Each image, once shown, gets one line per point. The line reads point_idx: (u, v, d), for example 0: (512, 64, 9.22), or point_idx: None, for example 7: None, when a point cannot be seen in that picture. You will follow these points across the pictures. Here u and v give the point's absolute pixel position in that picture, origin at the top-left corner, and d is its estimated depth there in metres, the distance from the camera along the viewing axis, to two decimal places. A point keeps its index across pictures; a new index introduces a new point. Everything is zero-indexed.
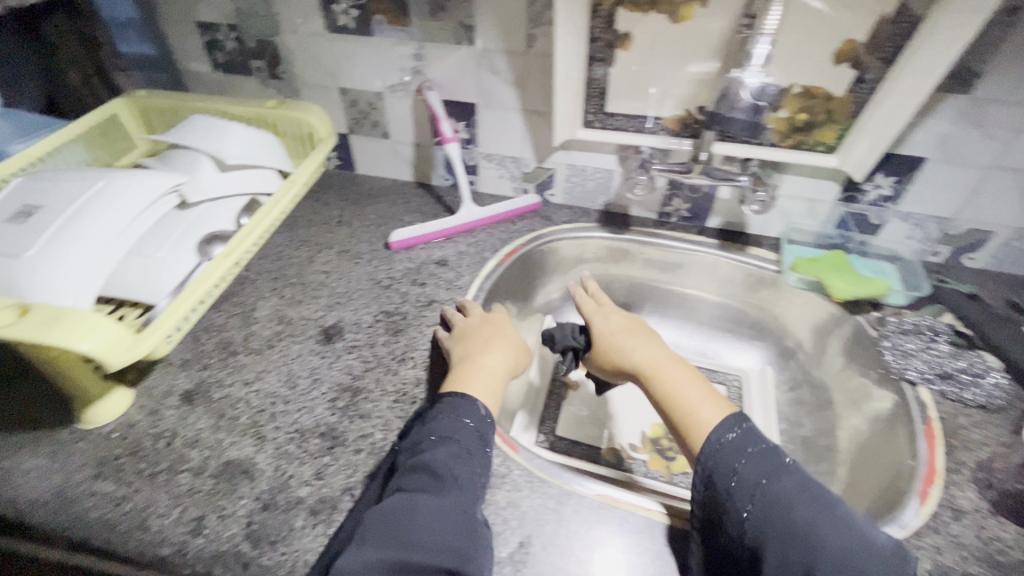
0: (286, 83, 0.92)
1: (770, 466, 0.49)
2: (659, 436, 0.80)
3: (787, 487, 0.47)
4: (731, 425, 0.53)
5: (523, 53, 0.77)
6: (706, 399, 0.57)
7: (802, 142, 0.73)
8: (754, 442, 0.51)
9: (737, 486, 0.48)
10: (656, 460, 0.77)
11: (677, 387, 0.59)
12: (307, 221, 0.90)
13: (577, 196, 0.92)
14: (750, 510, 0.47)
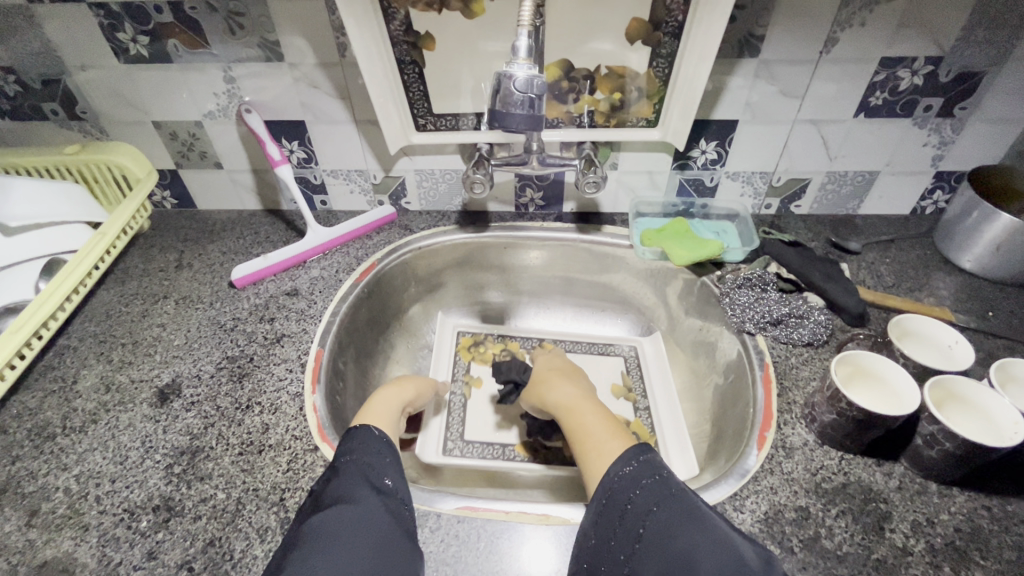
0: (90, 124, 0.83)
1: (661, 495, 0.42)
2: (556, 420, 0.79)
3: (653, 502, 0.42)
4: (627, 458, 0.47)
5: (338, 63, 0.73)
6: (613, 433, 0.53)
7: (624, 120, 0.75)
8: (651, 472, 0.45)
9: (605, 506, 0.44)
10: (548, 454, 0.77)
11: (588, 422, 0.56)
12: (141, 271, 0.82)
13: (433, 200, 0.90)
14: (616, 532, 0.42)
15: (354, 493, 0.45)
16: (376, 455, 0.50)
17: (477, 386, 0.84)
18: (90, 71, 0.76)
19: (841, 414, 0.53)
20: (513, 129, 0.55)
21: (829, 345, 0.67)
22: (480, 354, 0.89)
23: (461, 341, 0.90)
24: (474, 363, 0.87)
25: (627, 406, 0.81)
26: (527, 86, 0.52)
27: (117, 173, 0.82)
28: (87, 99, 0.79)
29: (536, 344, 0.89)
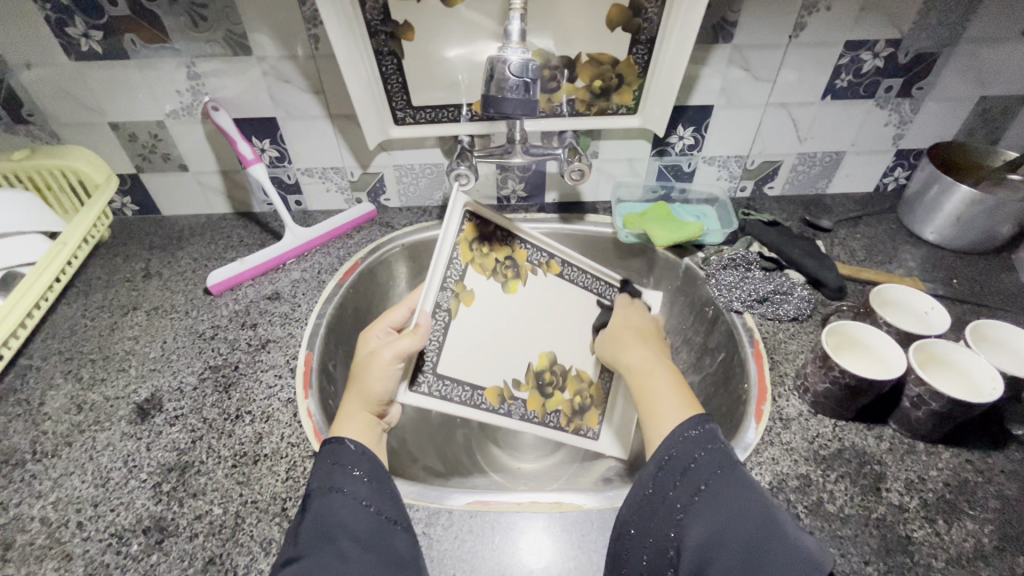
0: (38, 127, 0.77)
1: (727, 466, 0.43)
2: (545, 367, 0.71)
3: (717, 467, 0.43)
4: (695, 422, 0.46)
5: (310, 55, 0.71)
6: (683, 403, 0.51)
7: (605, 108, 0.75)
8: (715, 440, 0.45)
9: (667, 462, 0.45)
10: (535, 399, 0.69)
11: (655, 390, 0.53)
12: (104, 282, 0.77)
13: (412, 196, 0.88)
14: (677, 482, 0.43)
15: (330, 526, 0.43)
16: (344, 472, 0.47)
17: (467, 304, 0.66)
18: (36, 71, 0.71)
19: (834, 382, 0.55)
20: (510, 115, 0.53)
21: (813, 318, 0.70)
22: (478, 254, 0.68)
23: (464, 227, 0.66)
24: (472, 268, 0.67)
25: (593, 361, 0.75)
26: (523, 69, 0.51)
27: (74, 178, 0.76)
28: (34, 100, 0.74)
29: (544, 263, 0.73)
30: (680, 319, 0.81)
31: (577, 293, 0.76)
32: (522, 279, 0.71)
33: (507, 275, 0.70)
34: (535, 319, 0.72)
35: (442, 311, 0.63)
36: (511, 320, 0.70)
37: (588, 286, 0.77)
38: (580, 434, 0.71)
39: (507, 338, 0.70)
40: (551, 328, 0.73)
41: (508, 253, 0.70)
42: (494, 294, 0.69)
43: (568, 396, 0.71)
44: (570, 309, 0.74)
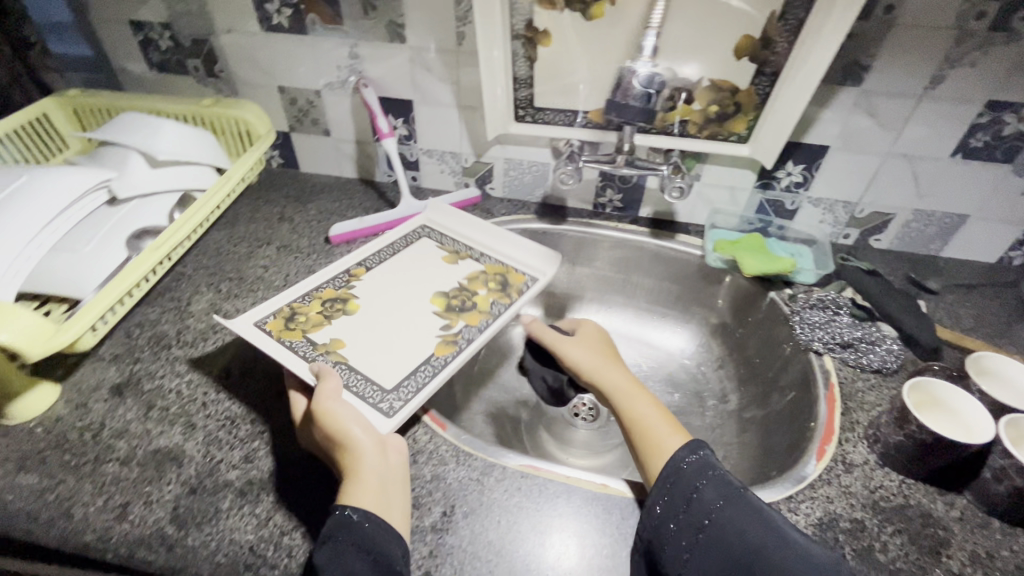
0: (224, 82, 0.92)
1: (726, 491, 0.47)
2: (446, 302, 0.71)
3: (718, 497, 0.47)
4: (690, 448, 0.51)
5: (454, 50, 0.79)
6: (669, 428, 0.55)
7: (716, 133, 0.77)
8: (711, 467, 0.49)
9: (670, 491, 0.48)
10: (472, 317, 0.69)
11: (641, 418, 0.56)
12: (247, 217, 0.91)
13: (516, 189, 0.95)
14: (682, 516, 0.47)
15: (357, 548, 0.44)
16: (347, 553, 0.44)
17: (342, 346, 0.63)
18: (234, 36, 0.86)
19: (909, 436, 0.54)
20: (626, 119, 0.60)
21: (899, 375, 0.67)
22: (305, 324, 0.65)
23: (268, 326, 0.63)
24: (311, 333, 0.64)
25: (472, 264, 0.78)
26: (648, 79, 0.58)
27: (244, 127, 0.90)
28: (227, 60, 0.89)
29: (348, 273, 0.74)
30: (755, 351, 0.80)
31: (399, 263, 0.77)
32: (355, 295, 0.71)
33: (342, 305, 0.69)
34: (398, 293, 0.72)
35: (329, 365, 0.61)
36: (402, 302, 0.71)
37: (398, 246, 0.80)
38: (523, 288, 0.74)
39: (413, 312, 0.70)
40: (416, 289, 0.73)
41: (333, 297, 0.70)
42: (351, 322, 0.67)
43: (486, 290, 0.74)
44: (408, 256, 0.78)
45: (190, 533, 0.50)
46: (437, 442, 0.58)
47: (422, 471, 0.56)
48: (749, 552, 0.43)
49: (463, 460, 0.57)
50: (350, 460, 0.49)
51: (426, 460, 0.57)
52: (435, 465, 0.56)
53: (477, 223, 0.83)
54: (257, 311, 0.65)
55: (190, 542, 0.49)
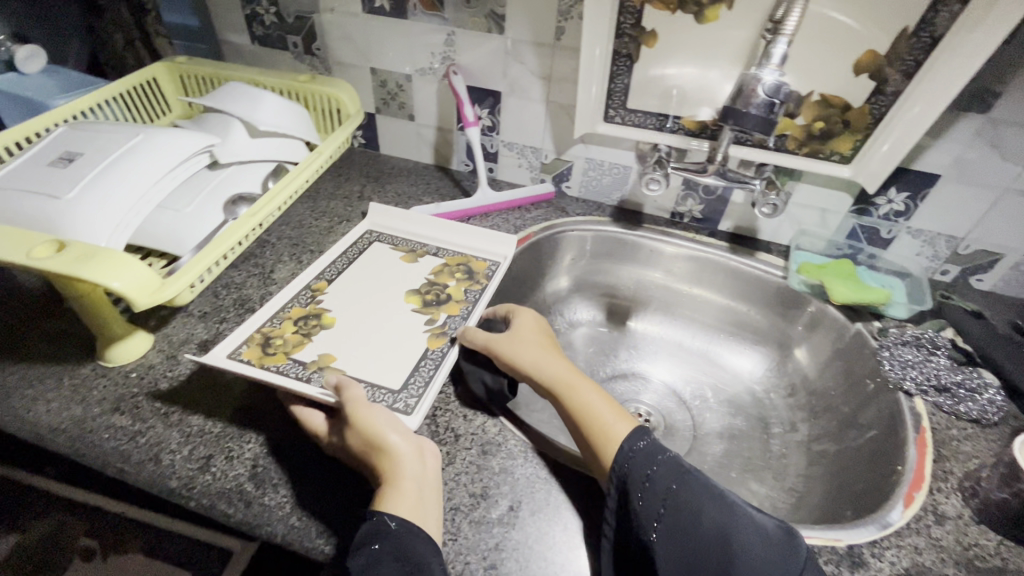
0: (319, 60, 0.95)
1: (677, 472, 0.49)
2: (420, 297, 0.73)
3: (671, 479, 0.48)
4: (638, 435, 0.52)
5: (550, 45, 0.79)
6: (616, 415, 0.55)
7: (817, 151, 0.74)
8: (660, 450, 0.51)
9: (626, 477, 0.49)
10: (450, 306, 0.71)
11: (587, 403, 0.56)
12: (328, 193, 0.93)
13: (592, 190, 0.94)
14: (640, 498, 0.48)
15: (392, 552, 0.44)
16: (383, 560, 0.43)
17: (333, 359, 0.62)
18: (336, 15, 0.88)
19: (1017, 496, 0.50)
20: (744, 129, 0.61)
21: (999, 428, 0.62)
22: (284, 345, 0.63)
23: (247, 357, 0.60)
24: (297, 352, 0.63)
25: (432, 260, 0.80)
26: (774, 90, 0.58)
27: (335, 105, 0.92)
28: (326, 38, 0.91)
29: (310, 289, 0.72)
30: (832, 383, 0.77)
31: (361, 264, 0.78)
32: (326, 310, 0.69)
33: (315, 320, 0.68)
34: (372, 297, 0.72)
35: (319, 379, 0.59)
36: (374, 307, 0.71)
37: (358, 246, 0.80)
38: (490, 271, 0.77)
39: (390, 311, 0.70)
40: (383, 292, 0.73)
41: (303, 316, 0.68)
42: (333, 337, 0.65)
43: (455, 280, 0.76)
44: (364, 265, 0.78)
45: (267, 493, 0.52)
46: (505, 436, 0.58)
47: (490, 462, 0.56)
48: (710, 531, 0.44)
49: (531, 457, 0.56)
50: (386, 465, 0.49)
51: (495, 453, 0.57)
52: (503, 458, 0.56)
53: (443, 222, 0.83)
54: (223, 346, 0.61)
55: (266, 502, 0.51)
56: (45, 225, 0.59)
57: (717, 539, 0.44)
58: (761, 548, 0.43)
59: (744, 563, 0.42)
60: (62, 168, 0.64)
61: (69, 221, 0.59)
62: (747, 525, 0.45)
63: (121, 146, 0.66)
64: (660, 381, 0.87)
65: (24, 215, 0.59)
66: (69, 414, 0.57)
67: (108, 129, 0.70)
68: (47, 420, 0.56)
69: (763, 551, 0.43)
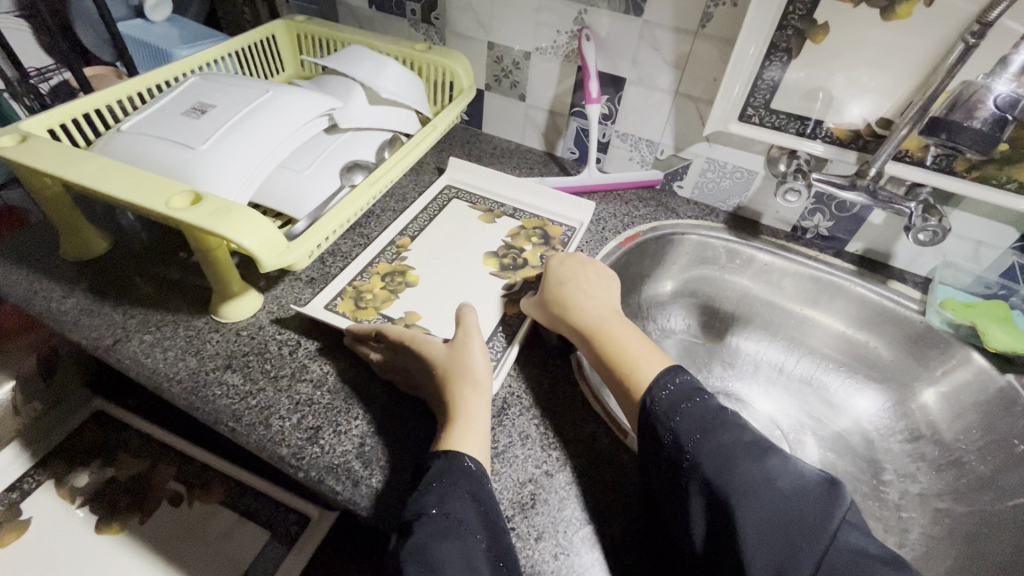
0: (435, 30, 0.92)
1: (706, 421, 0.48)
2: (498, 260, 0.73)
3: (699, 430, 0.48)
4: (666, 381, 0.52)
5: (694, 32, 0.73)
6: (652, 358, 0.56)
7: (991, 176, 0.65)
8: (686, 396, 0.51)
9: (657, 426, 0.50)
10: (528, 272, 0.72)
11: (622, 345, 0.57)
12: (431, 168, 0.91)
13: (707, 193, 0.87)
14: (669, 447, 0.48)
15: (456, 492, 0.45)
16: (455, 494, 0.45)
17: (418, 317, 0.64)
18: None
19: None
20: (961, 147, 0.55)
21: None
22: (372, 302, 0.65)
23: (340, 309, 0.63)
24: (383, 309, 0.64)
25: (508, 219, 0.80)
26: (1011, 103, 0.53)
27: (449, 78, 0.89)
28: (447, 7, 0.88)
29: (395, 245, 0.73)
30: (967, 436, 0.69)
31: (441, 220, 0.79)
32: (409, 267, 0.70)
33: (402, 276, 0.69)
34: (453, 254, 0.73)
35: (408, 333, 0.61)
36: (453, 264, 0.72)
37: (436, 200, 0.82)
38: (567, 236, 0.77)
39: (470, 272, 0.71)
40: (461, 250, 0.74)
41: (390, 271, 0.69)
42: (418, 293, 0.67)
43: (532, 245, 0.76)
44: (444, 219, 0.79)
45: (375, 474, 0.50)
46: (618, 448, 0.55)
47: (603, 475, 0.53)
48: (744, 482, 0.43)
49: None
50: (463, 404, 0.51)
51: (608, 465, 0.53)
52: (616, 472, 0.53)
53: (524, 185, 0.83)
54: (322, 297, 0.64)
55: (374, 483, 0.49)
56: (178, 174, 0.58)
57: (749, 491, 0.42)
58: (794, 500, 0.42)
59: (770, 506, 0.41)
60: (196, 119, 0.64)
61: (201, 172, 0.58)
62: (780, 476, 0.43)
63: (252, 102, 0.66)
64: (762, 410, 0.80)
65: (159, 163, 0.59)
66: (185, 365, 0.57)
67: (237, 83, 0.70)
68: (165, 369, 0.57)
69: (796, 504, 0.42)
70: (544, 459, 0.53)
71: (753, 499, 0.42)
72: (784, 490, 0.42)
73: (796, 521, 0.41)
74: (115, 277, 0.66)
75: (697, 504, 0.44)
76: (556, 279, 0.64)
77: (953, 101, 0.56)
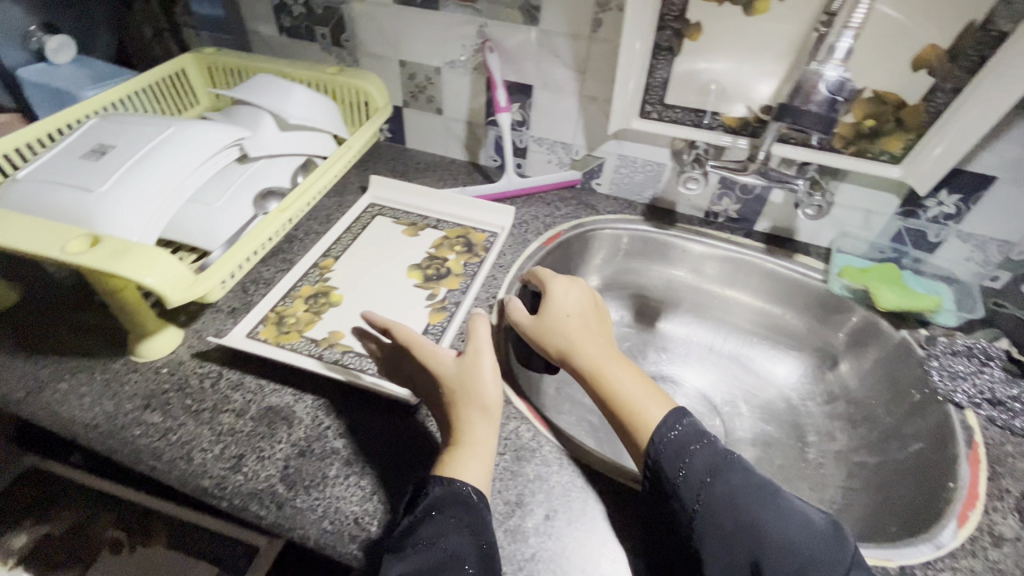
0: (347, 52, 0.94)
1: (715, 462, 0.48)
2: (422, 271, 0.75)
3: (708, 471, 0.48)
4: (673, 422, 0.52)
5: (587, 37, 0.76)
6: (654, 399, 0.55)
7: (866, 150, 0.71)
8: (696, 437, 0.51)
9: (666, 467, 0.49)
10: (452, 280, 0.73)
11: (620, 387, 0.56)
12: (356, 188, 0.92)
13: (624, 188, 0.91)
14: (678, 491, 0.48)
15: (452, 523, 0.45)
16: (451, 525, 0.44)
17: (342, 337, 0.65)
18: (366, 5, 0.86)
19: None
20: (805, 128, 0.62)
21: None
22: (293, 325, 0.65)
23: (264, 335, 0.63)
24: (308, 330, 0.65)
25: (432, 230, 0.82)
26: (837, 88, 0.59)
27: (363, 98, 0.90)
28: (355, 29, 0.90)
29: (318, 267, 0.74)
30: (873, 392, 0.74)
31: (365, 238, 0.80)
32: (333, 287, 0.71)
33: (325, 296, 0.70)
34: (378, 270, 0.75)
35: (331, 353, 0.62)
36: (377, 280, 0.73)
37: (360, 218, 0.83)
38: (489, 241, 0.80)
39: (393, 286, 0.72)
40: (384, 266, 0.75)
41: (313, 293, 0.70)
42: (342, 311, 0.68)
43: (454, 254, 0.78)
44: (368, 237, 0.80)
45: (299, 495, 0.51)
46: (540, 442, 0.57)
47: (525, 469, 0.55)
48: (752, 527, 0.44)
49: (567, 464, 0.55)
50: (469, 430, 0.50)
51: (529, 459, 0.55)
52: (537, 465, 0.55)
53: (444, 196, 0.84)
54: (245, 325, 0.65)
55: (298, 504, 0.50)
56: (78, 218, 0.58)
57: (760, 539, 0.43)
58: (805, 543, 0.43)
59: (784, 554, 0.42)
60: (96, 161, 0.63)
61: (102, 214, 0.58)
62: (792, 520, 0.44)
63: (153, 139, 0.66)
64: (692, 389, 0.84)
65: (57, 208, 0.59)
66: (101, 409, 0.57)
67: (140, 121, 0.70)
68: (80, 416, 0.56)
69: (809, 549, 0.42)
70: None
71: (762, 549, 0.43)
72: (796, 535, 0.43)
73: (808, 565, 0.41)
74: (26, 327, 0.65)
75: (708, 550, 0.44)
76: (560, 311, 0.63)
77: (795, 87, 0.62)
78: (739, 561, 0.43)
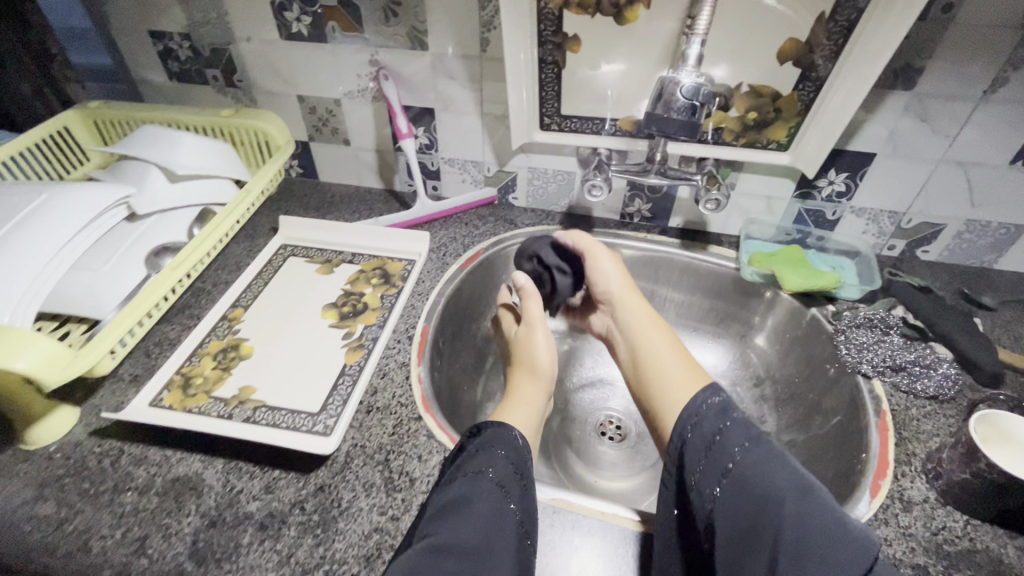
0: (243, 92, 0.91)
1: (753, 435, 0.45)
2: (337, 310, 0.73)
3: (744, 438, 0.45)
4: (715, 390, 0.50)
5: (478, 56, 0.76)
6: (688, 374, 0.56)
7: (755, 141, 0.73)
8: (736, 409, 0.48)
9: (693, 428, 0.48)
10: (369, 316, 0.72)
11: (661, 358, 0.60)
12: (268, 230, 0.89)
13: (540, 199, 0.92)
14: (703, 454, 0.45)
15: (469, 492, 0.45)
16: (479, 485, 0.46)
17: (253, 391, 0.62)
18: (253, 43, 0.84)
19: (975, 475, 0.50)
20: (670, 133, 0.63)
21: (956, 401, 0.63)
22: (200, 387, 0.62)
23: (168, 402, 0.60)
24: (217, 390, 0.62)
25: (348, 266, 0.80)
26: (693, 93, 0.59)
27: (263, 138, 0.88)
28: (246, 68, 0.87)
29: (227, 319, 0.71)
30: (794, 371, 0.77)
31: (277, 283, 0.77)
32: (244, 340, 0.68)
33: (235, 350, 0.67)
34: (292, 314, 0.72)
35: (240, 411, 0.60)
36: (290, 326, 0.70)
37: (272, 262, 0.80)
38: (405, 270, 0.79)
39: (308, 329, 0.70)
40: (297, 309, 0.73)
41: (222, 348, 0.67)
42: (255, 364, 0.65)
43: (371, 287, 0.76)
44: (281, 281, 0.77)
45: (209, 570, 0.48)
46: None
47: None
48: (768, 500, 0.40)
49: None
50: (520, 387, 0.63)
51: None
52: None
53: (358, 229, 0.83)
54: (143, 395, 0.61)
55: None
56: None
57: (779, 512, 0.38)
58: (837, 527, 0.37)
59: (810, 530, 0.37)
60: None
61: None
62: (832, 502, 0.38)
63: (23, 209, 0.62)
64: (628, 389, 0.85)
65: None
66: None
67: (10, 190, 0.65)
68: None
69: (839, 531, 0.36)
70: (388, 505, 0.52)
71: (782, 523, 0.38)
72: (827, 517, 0.37)
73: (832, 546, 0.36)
74: None
75: (726, 520, 0.41)
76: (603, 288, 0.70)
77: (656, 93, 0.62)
78: (755, 533, 0.39)
